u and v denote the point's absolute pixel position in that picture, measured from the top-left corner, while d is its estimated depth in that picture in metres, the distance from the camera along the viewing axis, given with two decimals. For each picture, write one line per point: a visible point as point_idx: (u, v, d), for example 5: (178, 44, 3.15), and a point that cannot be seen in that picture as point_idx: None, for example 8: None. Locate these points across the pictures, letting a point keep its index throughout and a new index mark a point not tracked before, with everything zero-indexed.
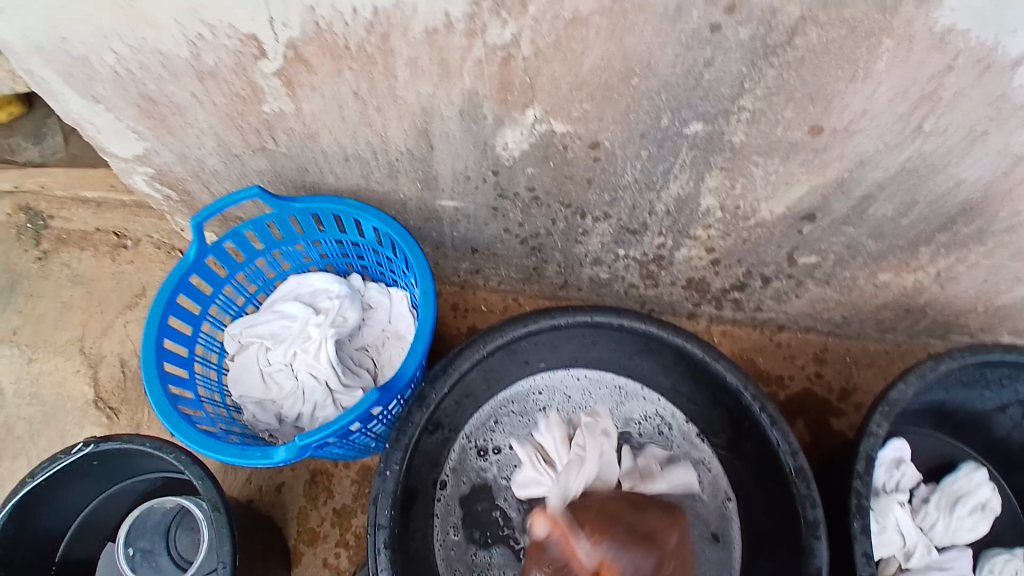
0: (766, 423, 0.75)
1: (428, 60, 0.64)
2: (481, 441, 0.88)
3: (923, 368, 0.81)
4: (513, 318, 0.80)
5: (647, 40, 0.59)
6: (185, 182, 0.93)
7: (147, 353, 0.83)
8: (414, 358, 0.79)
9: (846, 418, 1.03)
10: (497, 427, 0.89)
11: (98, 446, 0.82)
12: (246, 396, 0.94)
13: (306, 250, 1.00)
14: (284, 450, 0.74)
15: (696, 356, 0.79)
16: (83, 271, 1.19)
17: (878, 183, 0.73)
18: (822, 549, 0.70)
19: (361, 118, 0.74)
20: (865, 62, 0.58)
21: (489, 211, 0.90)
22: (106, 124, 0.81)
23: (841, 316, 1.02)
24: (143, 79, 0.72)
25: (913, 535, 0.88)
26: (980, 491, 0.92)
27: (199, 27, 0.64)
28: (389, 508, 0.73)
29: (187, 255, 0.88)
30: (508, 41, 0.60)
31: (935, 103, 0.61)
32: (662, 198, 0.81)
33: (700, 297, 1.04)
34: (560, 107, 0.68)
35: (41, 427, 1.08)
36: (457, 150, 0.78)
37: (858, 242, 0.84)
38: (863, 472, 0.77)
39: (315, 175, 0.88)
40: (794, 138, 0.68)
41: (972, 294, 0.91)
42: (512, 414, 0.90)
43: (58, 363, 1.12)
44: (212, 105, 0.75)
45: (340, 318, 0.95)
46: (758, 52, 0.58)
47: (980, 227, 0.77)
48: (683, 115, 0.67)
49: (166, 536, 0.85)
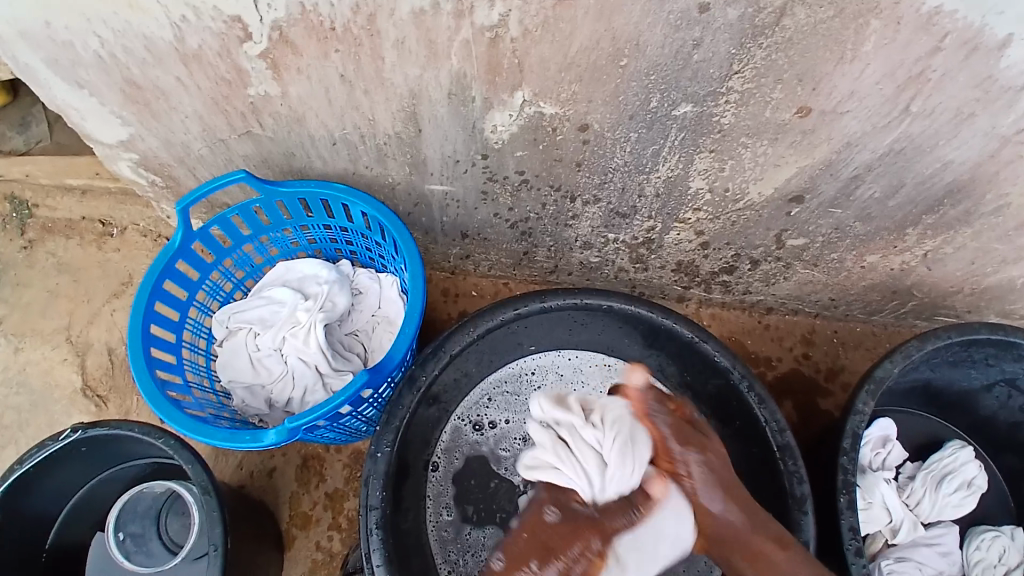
0: (754, 402, 0.76)
1: (415, 41, 0.63)
2: (475, 417, 0.89)
3: (910, 348, 0.82)
4: (502, 301, 0.80)
5: (635, 21, 0.58)
6: (170, 167, 0.91)
7: (134, 339, 0.82)
8: (404, 342, 0.79)
9: (834, 398, 1.04)
10: (490, 403, 0.90)
11: (86, 431, 0.81)
12: (235, 381, 0.93)
13: (294, 235, 1.00)
14: (273, 434, 0.74)
15: (685, 337, 0.80)
16: (68, 259, 1.17)
17: (865, 165, 0.73)
18: (808, 525, 0.71)
19: (349, 101, 0.73)
20: (852, 44, 0.58)
21: (478, 195, 0.89)
22: (88, 108, 0.79)
23: (829, 298, 1.03)
24: (127, 62, 0.71)
25: (899, 511, 0.89)
26: (965, 468, 0.94)
27: (182, 9, 0.63)
28: (381, 489, 0.73)
29: (173, 240, 0.87)
30: (497, 22, 0.60)
31: (922, 84, 0.61)
32: (651, 181, 0.81)
33: (690, 280, 1.05)
34: (549, 89, 0.68)
35: (29, 417, 1.07)
36: (446, 134, 0.77)
37: (846, 224, 0.84)
38: (850, 449, 0.78)
39: (302, 160, 0.87)
40: (783, 120, 0.68)
41: (959, 275, 0.92)
42: (505, 394, 0.90)
43: (45, 352, 1.11)
44: (197, 89, 0.74)
45: (329, 303, 0.94)
46: (747, 33, 0.58)
47: (966, 209, 0.78)
48: (672, 97, 0.67)
49: (156, 520, 0.85)
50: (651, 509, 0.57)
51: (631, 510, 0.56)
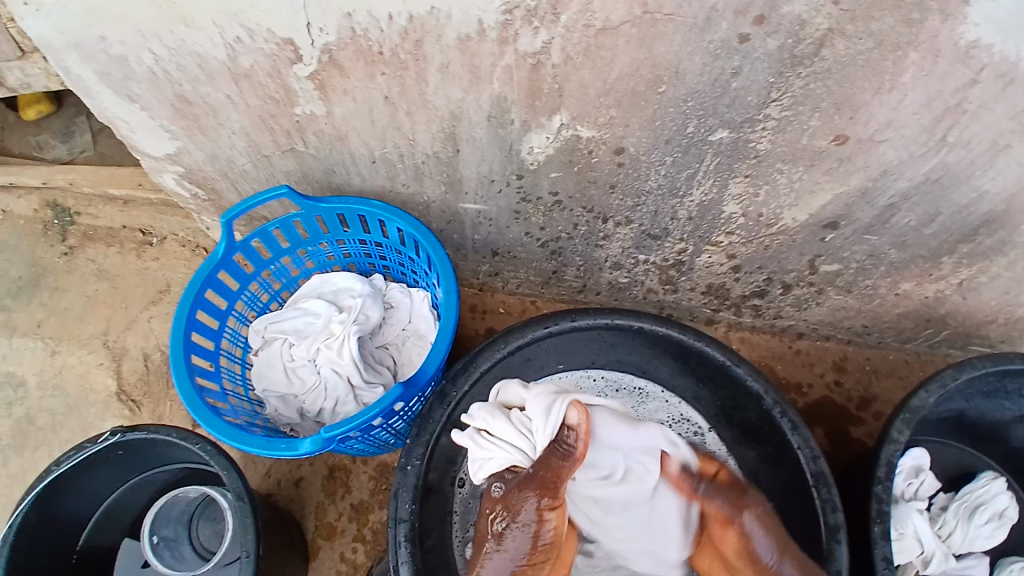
0: (787, 428, 0.76)
1: (459, 66, 0.65)
2: None
3: (944, 377, 0.81)
4: (534, 319, 0.82)
5: (676, 49, 0.60)
6: (214, 181, 0.94)
7: (176, 345, 0.85)
8: (436, 356, 0.80)
9: (865, 427, 1.03)
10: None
11: (125, 435, 0.83)
12: (269, 390, 0.95)
13: (330, 249, 1.02)
14: (308, 443, 0.76)
15: (717, 360, 0.80)
16: (108, 266, 1.21)
17: (901, 193, 0.73)
18: (842, 553, 0.70)
19: (391, 121, 0.75)
20: (891, 75, 0.59)
21: (511, 214, 0.91)
22: (140, 122, 0.83)
23: (861, 325, 1.02)
24: (181, 80, 0.74)
25: (931, 542, 0.87)
26: (998, 500, 0.91)
27: (237, 31, 0.66)
28: (410, 502, 0.75)
29: (216, 251, 0.90)
30: (539, 48, 0.62)
31: (959, 115, 0.62)
32: (685, 204, 0.82)
33: (719, 303, 1.04)
34: (586, 112, 0.69)
35: (63, 419, 1.10)
36: (483, 154, 0.79)
37: (880, 251, 0.84)
38: (884, 478, 0.77)
39: (342, 176, 0.89)
40: (819, 147, 0.68)
41: (995, 305, 0.91)
42: None
43: (82, 356, 1.14)
44: (245, 106, 0.77)
45: (363, 316, 0.96)
46: (786, 62, 0.59)
47: (1003, 239, 0.77)
48: (709, 122, 0.68)
49: (188, 525, 0.87)
50: (576, 437, 0.66)
51: (566, 455, 0.65)
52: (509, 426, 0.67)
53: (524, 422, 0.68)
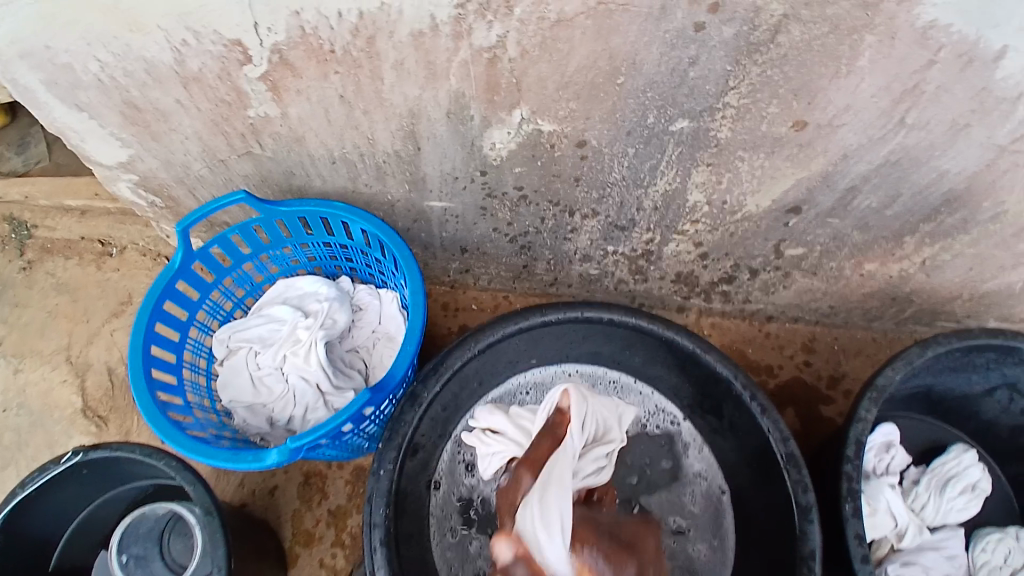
0: (756, 412, 0.76)
1: (414, 62, 0.64)
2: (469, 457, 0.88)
3: (910, 355, 0.82)
4: (503, 316, 0.81)
5: (633, 40, 0.59)
6: (170, 188, 0.92)
7: (135, 360, 0.82)
8: (405, 359, 0.79)
9: (835, 405, 1.04)
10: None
11: (88, 454, 0.81)
12: (236, 401, 0.93)
13: (294, 253, 1.00)
14: (275, 454, 0.74)
15: (686, 348, 0.80)
16: (68, 279, 1.17)
17: (863, 176, 0.74)
18: (815, 533, 0.70)
19: (348, 120, 0.74)
20: (847, 59, 0.59)
21: (477, 211, 0.90)
22: (89, 131, 0.80)
23: (829, 306, 1.04)
24: (128, 86, 0.71)
25: (904, 516, 0.89)
26: (969, 472, 0.93)
27: (184, 34, 0.64)
28: (383, 507, 0.73)
29: (174, 261, 0.88)
30: (495, 42, 0.60)
31: (917, 97, 0.62)
32: (650, 194, 0.82)
33: (689, 290, 1.05)
34: (547, 106, 0.68)
35: (29, 437, 1.06)
36: (445, 151, 0.78)
37: (844, 233, 0.85)
38: (853, 457, 0.78)
39: (301, 178, 0.87)
40: (780, 133, 0.68)
41: (958, 282, 0.93)
42: None
43: (45, 373, 1.11)
44: (197, 111, 0.75)
45: (330, 320, 0.94)
46: (742, 50, 0.59)
47: (964, 217, 0.78)
48: (669, 112, 0.68)
49: (158, 541, 0.85)
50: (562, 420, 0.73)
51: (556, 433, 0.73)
52: (510, 421, 0.81)
53: (520, 419, 0.81)
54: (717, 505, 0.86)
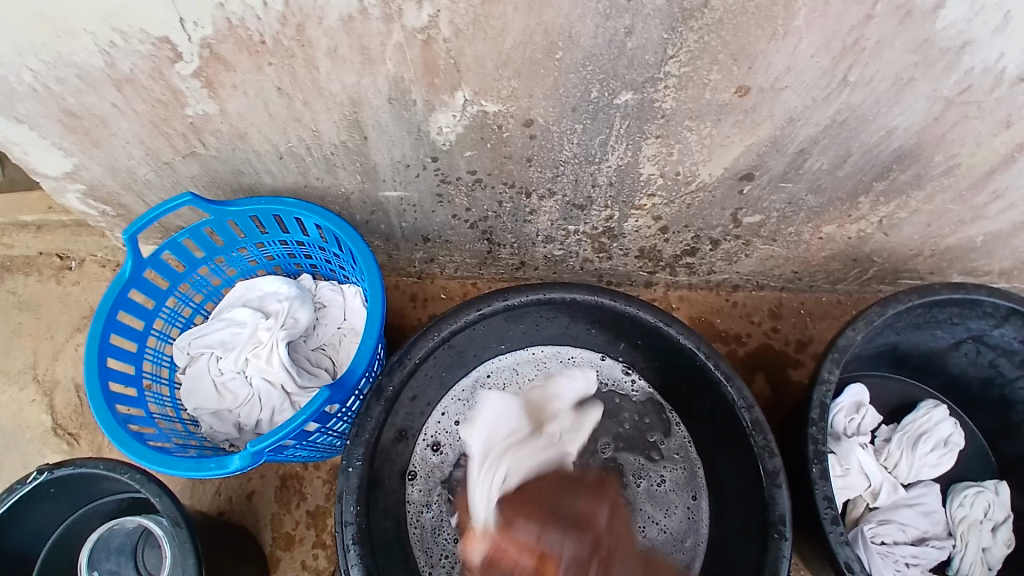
0: (721, 381, 0.76)
1: (347, 48, 0.63)
2: (434, 436, 0.89)
3: (871, 315, 0.83)
4: (466, 302, 0.79)
5: (565, 13, 0.58)
6: (118, 195, 0.90)
7: (91, 374, 0.81)
8: (365, 354, 0.78)
9: (805, 369, 1.05)
10: (444, 417, 0.90)
11: (52, 472, 0.80)
12: (201, 408, 0.91)
13: (251, 254, 0.98)
14: (238, 459, 0.73)
15: (649, 323, 0.79)
16: (28, 296, 1.15)
17: (811, 138, 0.74)
18: (782, 498, 0.71)
19: (290, 113, 0.72)
20: (783, 19, 0.59)
21: (434, 198, 0.89)
22: (28, 142, 0.77)
23: (792, 272, 1.04)
24: (61, 93, 0.69)
25: (877, 475, 0.91)
26: (940, 428, 0.96)
27: (109, 34, 0.62)
28: (355, 504, 0.72)
29: (123, 270, 0.86)
30: (427, 22, 0.59)
31: (858, 54, 0.62)
32: (603, 170, 0.81)
33: (654, 265, 1.05)
34: (488, 86, 0.67)
35: (1, 459, 1.04)
36: (393, 139, 0.76)
37: (798, 197, 0.85)
38: (819, 419, 0.79)
39: (251, 177, 0.85)
40: (723, 100, 0.68)
41: (916, 239, 0.94)
42: (457, 401, 0.90)
43: (11, 394, 1.08)
44: (134, 114, 0.73)
45: (291, 320, 0.93)
46: (677, 16, 0.58)
47: (916, 172, 0.79)
48: (612, 86, 0.67)
49: (133, 554, 0.82)
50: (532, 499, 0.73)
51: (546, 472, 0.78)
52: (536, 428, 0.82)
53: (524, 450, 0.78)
54: (688, 512, 0.86)
